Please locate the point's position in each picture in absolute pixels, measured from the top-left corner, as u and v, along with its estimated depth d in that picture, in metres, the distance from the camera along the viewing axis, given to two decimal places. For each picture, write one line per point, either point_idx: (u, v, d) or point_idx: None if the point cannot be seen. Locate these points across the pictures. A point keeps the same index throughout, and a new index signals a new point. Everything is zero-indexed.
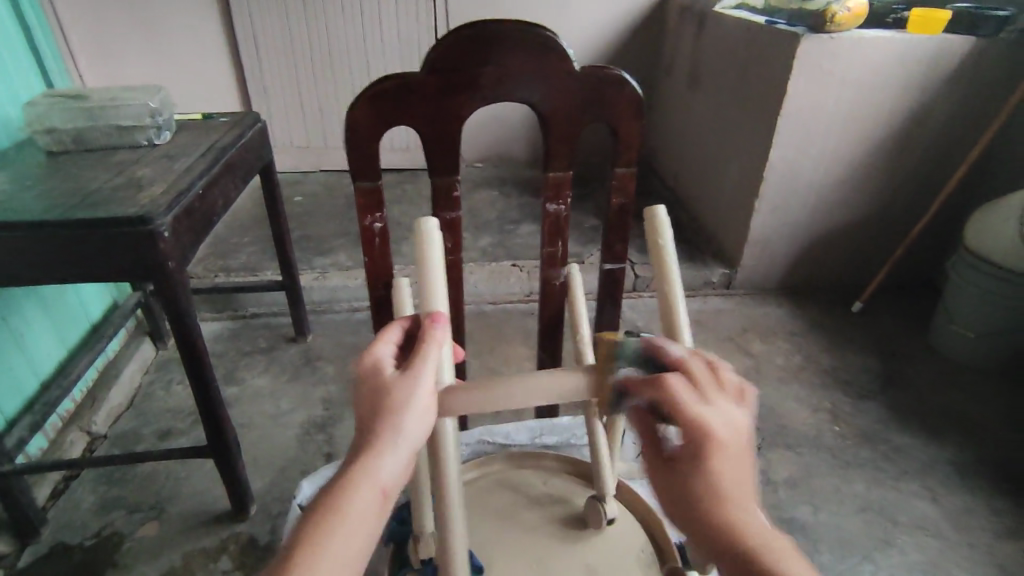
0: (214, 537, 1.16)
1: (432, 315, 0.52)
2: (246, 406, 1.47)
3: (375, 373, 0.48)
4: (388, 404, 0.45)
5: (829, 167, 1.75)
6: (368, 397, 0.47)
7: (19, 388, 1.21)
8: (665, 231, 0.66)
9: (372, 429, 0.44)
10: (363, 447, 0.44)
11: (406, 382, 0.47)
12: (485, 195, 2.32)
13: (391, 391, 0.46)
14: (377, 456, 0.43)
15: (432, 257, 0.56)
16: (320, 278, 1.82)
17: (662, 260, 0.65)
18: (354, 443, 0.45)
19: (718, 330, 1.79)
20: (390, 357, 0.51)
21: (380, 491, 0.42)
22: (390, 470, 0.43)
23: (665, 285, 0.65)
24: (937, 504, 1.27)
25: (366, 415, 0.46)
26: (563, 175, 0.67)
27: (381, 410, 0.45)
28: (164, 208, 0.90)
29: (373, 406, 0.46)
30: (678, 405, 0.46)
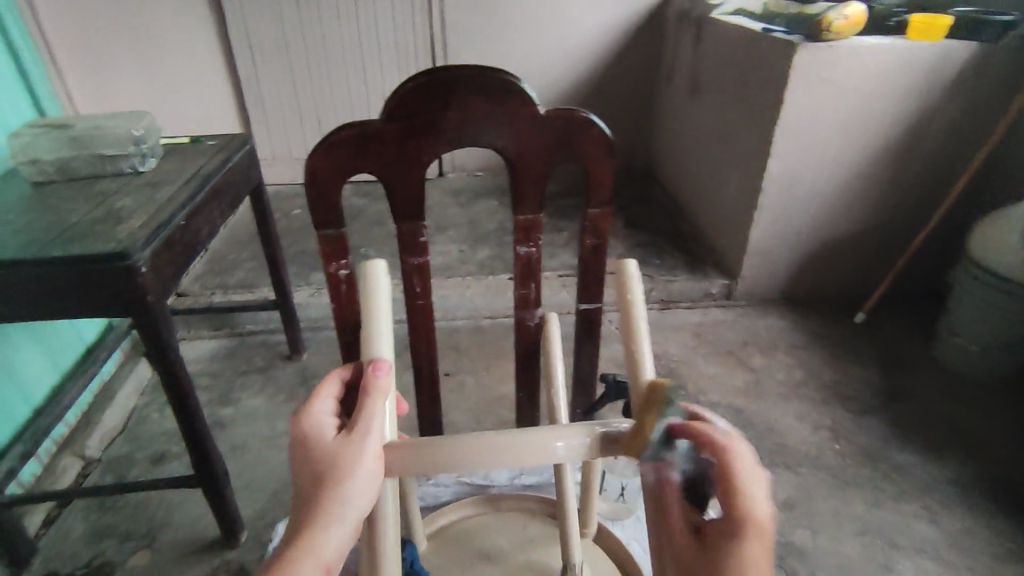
0: (204, 566, 1.16)
1: (372, 362, 0.53)
2: (239, 428, 1.47)
3: (317, 436, 0.49)
4: (334, 476, 0.47)
5: (830, 177, 1.72)
6: (309, 464, 0.47)
7: (11, 415, 1.22)
8: (634, 285, 0.66)
9: (314, 499, 0.46)
10: (306, 518, 0.45)
11: (353, 451, 0.48)
12: (483, 206, 2.30)
13: (334, 459, 0.47)
14: (317, 531, 0.44)
15: (379, 307, 0.57)
16: (316, 295, 1.81)
17: (628, 309, 0.64)
18: (297, 512, 0.46)
19: (718, 343, 1.76)
20: (331, 418, 0.52)
21: (325, 566, 0.44)
22: (338, 542, 0.45)
23: (632, 336, 0.63)
24: (939, 526, 1.24)
25: (307, 483, 0.47)
26: (532, 218, 0.69)
27: (325, 480, 0.46)
28: (143, 242, 0.90)
29: (314, 475, 0.47)
30: (740, 475, 0.47)
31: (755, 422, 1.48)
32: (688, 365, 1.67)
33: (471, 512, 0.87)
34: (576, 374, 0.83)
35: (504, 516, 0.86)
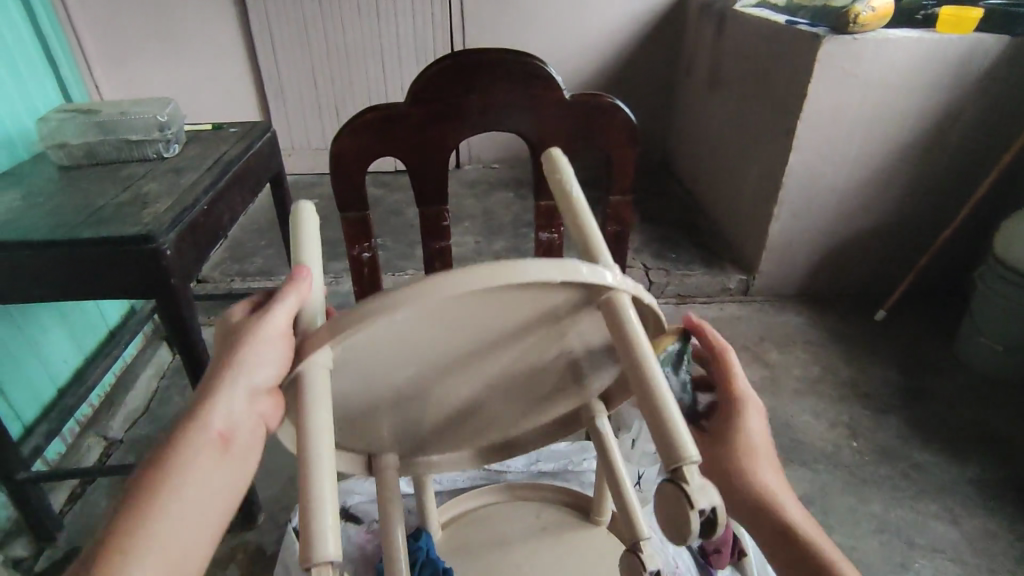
0: (223, 546, 1.18)
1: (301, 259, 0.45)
2: None
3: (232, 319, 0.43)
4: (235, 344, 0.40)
5: (852, 170, 1.69)
6: (221, 341, 0.42)
7: (37, 395, 1.25)
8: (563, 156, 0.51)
9: (215, 371, 0.40)
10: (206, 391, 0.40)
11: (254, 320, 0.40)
12: (499, 197, 2.30)
13: (238, 331, 0.41)
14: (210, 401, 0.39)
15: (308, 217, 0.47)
16: (334, 283, 1.82)
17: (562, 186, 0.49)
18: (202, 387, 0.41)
19: (734, 338, 1.75)
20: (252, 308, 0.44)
21: (217, 433, 0.39)
22: (240, 413, 0.40)
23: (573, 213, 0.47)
24: (957, 527, 1.22)
25: (215, 358, 0.41)
26: (554, 204, 0.70)
27: (228, 353, 0.40)
28: (167, 226, 0.91)
29: (220, 351, 0.41)
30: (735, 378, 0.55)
31: (771, 418, 1.47)
32: None
33: (490, 498, 0.87)
34: None
35: (518, 503, 0.86)
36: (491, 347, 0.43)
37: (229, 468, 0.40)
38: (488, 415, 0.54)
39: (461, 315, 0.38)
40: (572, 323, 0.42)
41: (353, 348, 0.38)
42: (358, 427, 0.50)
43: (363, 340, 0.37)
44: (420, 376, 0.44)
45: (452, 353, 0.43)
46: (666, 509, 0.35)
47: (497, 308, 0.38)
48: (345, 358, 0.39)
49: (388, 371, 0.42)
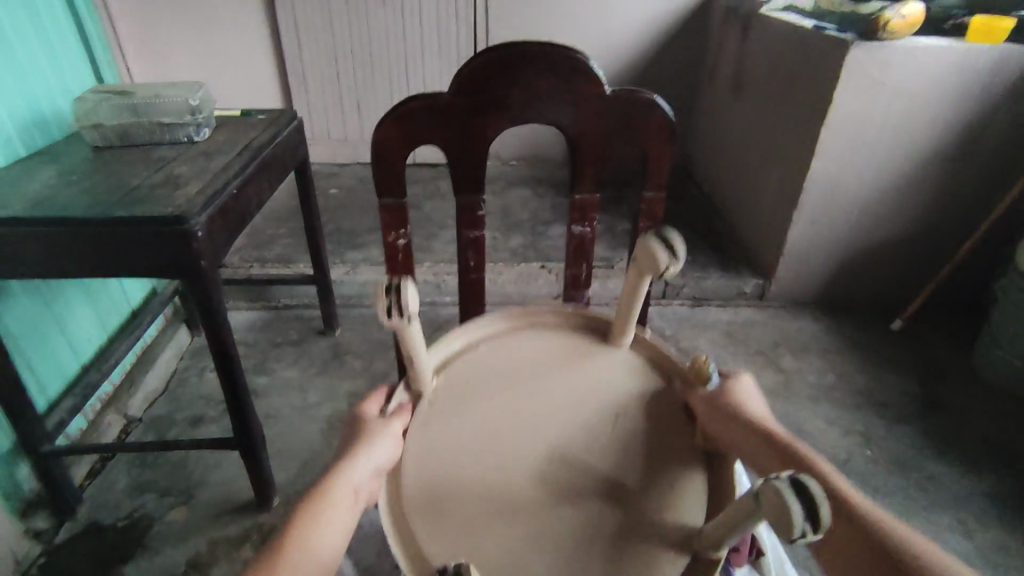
0: (239, 526, 1.20)
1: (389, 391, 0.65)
2: (274, 397, 1.51)
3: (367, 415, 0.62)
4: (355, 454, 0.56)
5: (874, 179, 1.68)
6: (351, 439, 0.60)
7: (61, 371, 1.27)
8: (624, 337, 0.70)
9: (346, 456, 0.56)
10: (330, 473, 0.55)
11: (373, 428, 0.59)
12: (516, 193, 2.24)
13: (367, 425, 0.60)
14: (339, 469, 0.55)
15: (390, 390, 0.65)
16: (351, 272, 1.79)
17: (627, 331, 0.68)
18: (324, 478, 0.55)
19: (748, 342, 1.75)
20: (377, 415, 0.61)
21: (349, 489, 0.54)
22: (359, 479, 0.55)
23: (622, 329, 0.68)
24: (970, 539, 1.22)
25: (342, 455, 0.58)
26: (588, 198, 0.76)
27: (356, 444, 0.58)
28: (200, 207, 0.92)
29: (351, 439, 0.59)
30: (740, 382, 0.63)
31: (783, 423, 1.47)
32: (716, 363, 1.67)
33: None
34: None
35: None
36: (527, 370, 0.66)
37: (347, 517, 0.53)
38: (610, 530, 0.56)
39: (526, 347, 0.69)
40: (609, 363, 0.68)
41: (461, 366, 0.67)
42: (464, 503, 0.57)
43: (468, 354, 0.69)
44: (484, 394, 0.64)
45: (534, 383, 0.65)
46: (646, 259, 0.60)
47: (545, 340, 0.70)
48: (462, 378, 0.66)
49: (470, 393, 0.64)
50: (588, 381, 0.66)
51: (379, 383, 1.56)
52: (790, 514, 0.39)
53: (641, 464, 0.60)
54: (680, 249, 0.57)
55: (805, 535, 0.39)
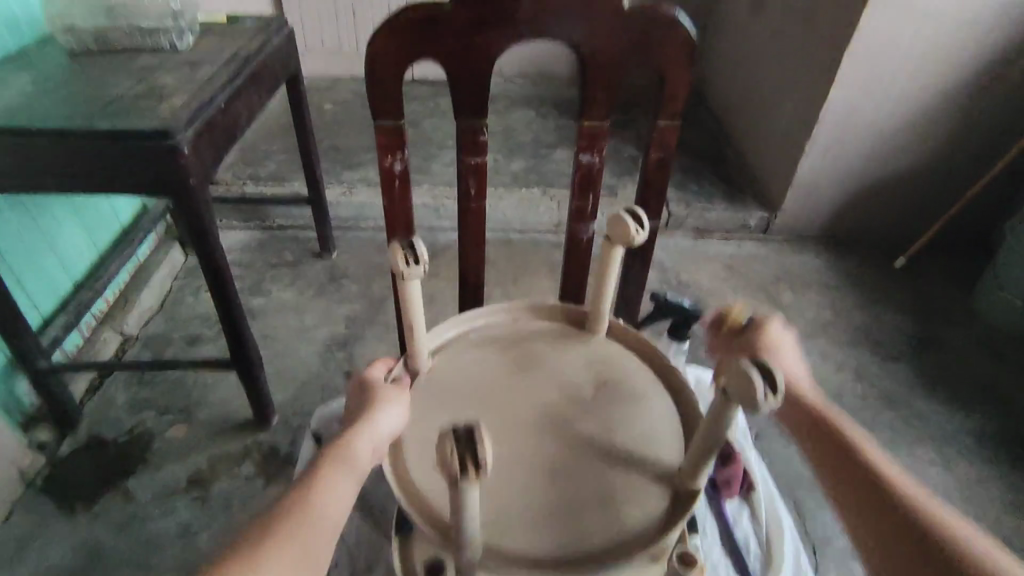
0: (239, 443, 1.23)
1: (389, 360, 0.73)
2: (270, 318, 1.51)
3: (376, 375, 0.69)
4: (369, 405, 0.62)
5: (895, 111, 1.61)
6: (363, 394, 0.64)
7: (52, 287, 1.25)
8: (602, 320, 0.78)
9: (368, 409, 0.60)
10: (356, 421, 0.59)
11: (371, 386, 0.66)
12: (519, 113, 2.14)
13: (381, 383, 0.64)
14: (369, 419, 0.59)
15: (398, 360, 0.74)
16: (348, 193, 1.74)
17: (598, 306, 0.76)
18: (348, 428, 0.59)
19: (749, 276, 1.74)
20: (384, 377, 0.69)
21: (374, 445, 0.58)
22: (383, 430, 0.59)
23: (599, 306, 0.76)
24: (950, 472, 1.27)
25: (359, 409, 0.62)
26: (599, 126, 0.71)
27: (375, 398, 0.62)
28: (185, 122, 0.87)
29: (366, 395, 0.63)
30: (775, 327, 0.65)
31: None
32: (716, 296, 1.66)
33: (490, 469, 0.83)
34: (623, 295, 0.92)
35: None
36: (518, 350, 0.76)
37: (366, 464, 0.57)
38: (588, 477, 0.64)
39: (518, 333, 0.79)
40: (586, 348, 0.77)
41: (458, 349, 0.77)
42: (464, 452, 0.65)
43: (458, 341, 0.78)
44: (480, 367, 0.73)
45: (525, 360, 0.75)
46: (614, 226, 0.68)
47: (533, 326, 0.80)
48: (453, 358, 0.75)
49: (469, 369, 0.73)
50: (567, 363, 0.75)
51: (376, 307, 1.55)
52: (751, 380, 0.47)
53: (620, 426, 0.69)
54: (645, 220, 0.67)
55: (768, 400, 0.48)
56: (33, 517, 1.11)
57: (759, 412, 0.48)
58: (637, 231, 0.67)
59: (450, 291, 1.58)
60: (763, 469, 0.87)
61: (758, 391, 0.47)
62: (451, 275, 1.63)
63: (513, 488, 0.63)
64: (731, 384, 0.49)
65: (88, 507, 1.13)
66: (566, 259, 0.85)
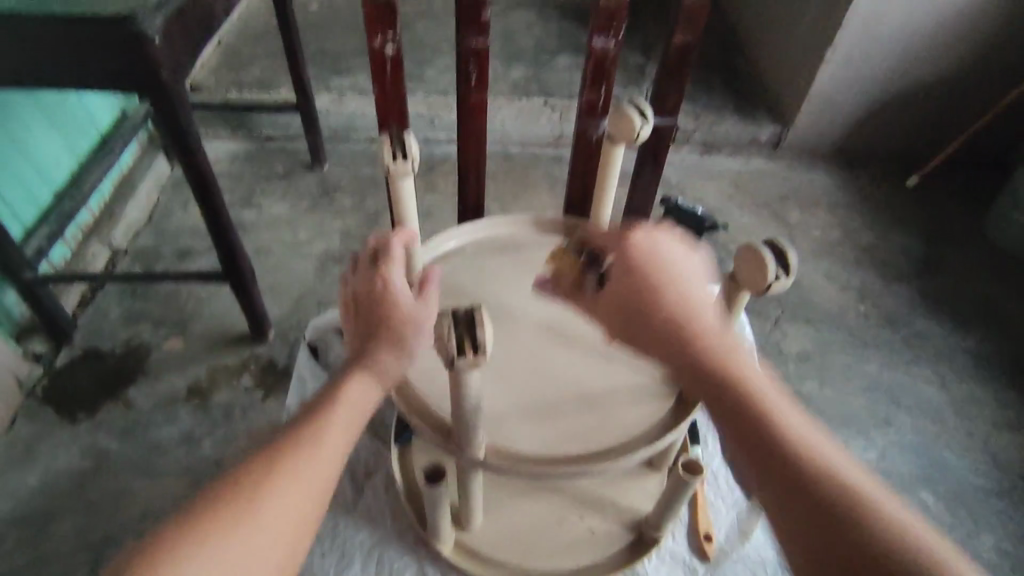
0: (236, 356, 1.22)
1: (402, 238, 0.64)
2: (261, 233, 1.47)
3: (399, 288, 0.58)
4: (387, 317, 0.57)
5: (925, 14, 1.49)
6: (376, 309, 0.58)
7: (31, 196, 1.20)
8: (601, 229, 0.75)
9: (376, 343, 0.57)
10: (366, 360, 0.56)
11: (381, 292, 0.58)
12: (520, 16, 1.99)
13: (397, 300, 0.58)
14: (375, 364, 0.56)
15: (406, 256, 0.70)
16: (338, 101, 1.64)
17: (598, 210, 0.73)
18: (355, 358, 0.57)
19: (756, 194, 1.68)
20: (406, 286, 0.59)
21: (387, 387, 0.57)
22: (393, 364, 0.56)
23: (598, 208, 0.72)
24: (945, 390, 1.28)
25: (371, 328, 0.57)
26: (617, 4, 0.66)
27: (391, 323, 0.57)
28: (154, 6, 0.79)
29: (384, 314, 0.57)
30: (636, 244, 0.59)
31: None
32: (720, 214, 1.61)
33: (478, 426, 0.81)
34: (630, 204, 0.88)
35: None
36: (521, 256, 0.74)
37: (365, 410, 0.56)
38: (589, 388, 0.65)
39: (525, 241, 0.76)
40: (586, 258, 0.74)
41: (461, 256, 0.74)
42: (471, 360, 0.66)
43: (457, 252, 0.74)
44: (484, 276, 0.72)
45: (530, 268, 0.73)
46: (617, 122, 0.64)
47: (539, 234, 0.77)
48: (452, 270, 0.72)
49: (472, 278, 0.72)
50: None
51: (371, 222, 1.50)
52: (763, 258, 0.53)
53: None
54: (649, 110, 0.63)
55: (778, 280, 0.54)
56: (34, 425, 1.11)
57: (769, 290, 0.55)
58: (642, 126, 0.63)
59: (448, 205, 1.53)
60: None
61: (770, 270, 0.54)
62: (448, 189, 1.57)
63: (515, 394, 0.65)
64: (740, 268, 0.56)
65: (89, 415, 1.13)
66: (572, 159, 0.80)
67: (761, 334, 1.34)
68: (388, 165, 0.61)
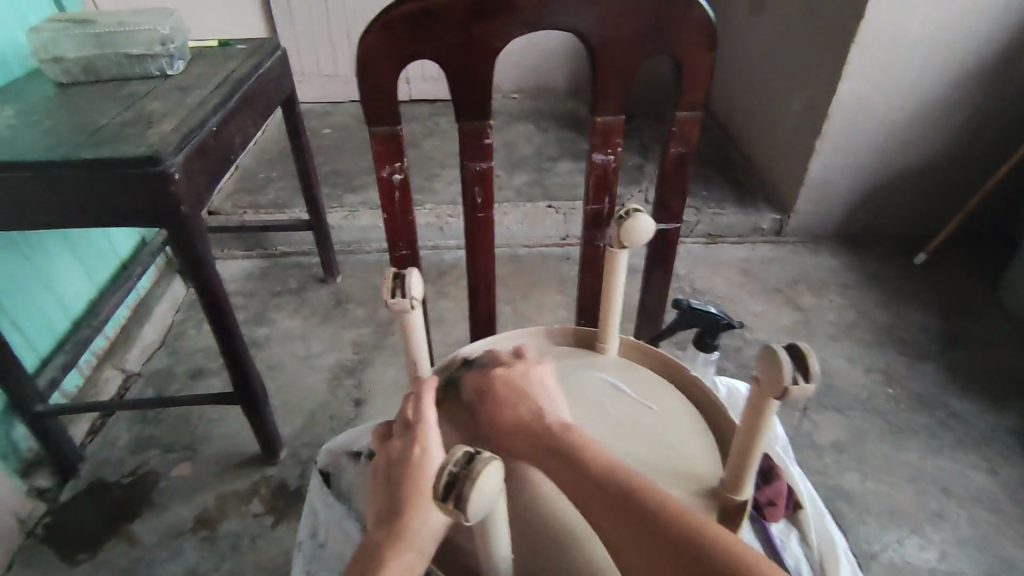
0: (246, 480, 1.18)
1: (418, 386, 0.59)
2: (275, 348, 1.46)
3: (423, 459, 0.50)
4: (421, 486, 0.48)
5: (904, 103, 1.56)
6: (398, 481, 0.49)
7: (50, 326, 1.21)
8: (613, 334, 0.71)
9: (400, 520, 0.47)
10: (389, 542, 0.47)
11: (415, 456, 0.50)
12: (520, 128, 2.10)
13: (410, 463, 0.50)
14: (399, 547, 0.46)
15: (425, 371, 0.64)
16: (350, 216, 1.70)
17: (607, 317, 0.70)
18: (368, 549, 0.47)
19: (766, 279, 1.67)
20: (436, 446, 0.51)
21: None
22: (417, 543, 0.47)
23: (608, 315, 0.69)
24: (996, 476, 1.20)
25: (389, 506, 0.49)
26: (612, 121, 0.70)
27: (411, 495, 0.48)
28: (174, 147, 0.84)
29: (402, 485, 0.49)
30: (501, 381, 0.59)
31: None
32: (730, 301, 1.60)
33: None
34: (644, 305, 0.88)
35: None
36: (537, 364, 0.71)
37: None
38: None
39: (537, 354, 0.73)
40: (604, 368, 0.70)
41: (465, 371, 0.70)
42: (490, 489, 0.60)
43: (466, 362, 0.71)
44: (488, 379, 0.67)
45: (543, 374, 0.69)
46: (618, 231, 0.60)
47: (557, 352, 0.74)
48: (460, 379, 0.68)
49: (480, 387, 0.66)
50: (580, 386, 0.68)
51: (383, 331, 1.50)
52: (780, 361, 0.46)
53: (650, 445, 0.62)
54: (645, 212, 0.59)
55: (798, 384, 0.46)
56: (33, 567, 1.06)
57: (789, 397, 0.47)
58: (646, 228, 0.59)
59: (459, 310, 1.53)
60: (809, 485, 0.80)
61: (787, 375, 0.46)
62: (458, 293, 1.58)
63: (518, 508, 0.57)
64: (761, 371, 0.49)
65: (91, 554, 1.07)
66: (582, 266, 0.81)
67: (789, 426, 1.29)
68: (391, 299, 0.56)
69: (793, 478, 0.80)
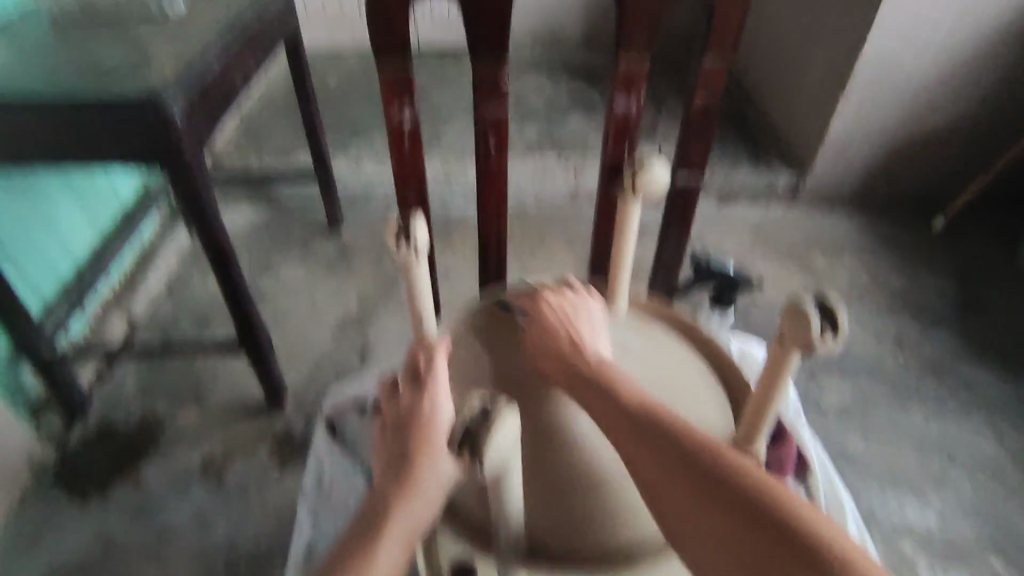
0: (253, 427, 1.19)
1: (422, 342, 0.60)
2: (280, 298, 1.46)
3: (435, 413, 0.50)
4: (429, 438, 0.48)
5: (934, 60, 1.50)
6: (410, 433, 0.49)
7: (54, 269, 1.20)
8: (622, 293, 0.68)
9: (410, 468, 0.47)
10: (401, 487, 0.46)
11: (425, 412, 0.50)
12: (531, 78, 2.03)
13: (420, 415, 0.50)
14: (410, 493, 0.46)
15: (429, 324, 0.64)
16: (356, 166, 1.67)
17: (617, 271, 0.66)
18: (375, 500, 0.47)
19: (779, 241, 1.64)
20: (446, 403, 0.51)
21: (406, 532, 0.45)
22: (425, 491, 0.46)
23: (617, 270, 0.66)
24: (1000, 443, 1.20)
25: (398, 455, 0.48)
26: (635, 68, 0.66)
27: (420, 447, 0.48)
28: (175, 87, 0.81)
29: (412, 436, 0.49)
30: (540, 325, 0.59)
31: None
32: (741, 262, 1.58)
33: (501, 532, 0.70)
34: (658, 262, 0.86)
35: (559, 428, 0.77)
36: None
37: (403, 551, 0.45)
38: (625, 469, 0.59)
39: None
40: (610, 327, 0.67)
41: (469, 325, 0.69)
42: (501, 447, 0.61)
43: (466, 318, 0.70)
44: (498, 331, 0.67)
45: None
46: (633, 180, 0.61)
47: None
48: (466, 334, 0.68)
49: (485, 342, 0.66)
50: None
51: (388, 284, 1.49)
52: (808, 314, 0.48)
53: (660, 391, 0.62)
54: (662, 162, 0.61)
55: (826, 336, 0.49)
56: (45, 506, 1.08)
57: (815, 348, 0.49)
58: (659, 176, 0.60)
59: (466, 265, 1.52)
60: (818, 448, 0.80)
61: (813, 326, 0.48)
62: (465, 248, 1.56)
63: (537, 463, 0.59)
64: (783, 324, 0.51)
65: (101, 495, 1.09)
66: (598, 221, 0.79)
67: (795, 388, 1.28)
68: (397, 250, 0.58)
69: (803, 440, 0.80)
